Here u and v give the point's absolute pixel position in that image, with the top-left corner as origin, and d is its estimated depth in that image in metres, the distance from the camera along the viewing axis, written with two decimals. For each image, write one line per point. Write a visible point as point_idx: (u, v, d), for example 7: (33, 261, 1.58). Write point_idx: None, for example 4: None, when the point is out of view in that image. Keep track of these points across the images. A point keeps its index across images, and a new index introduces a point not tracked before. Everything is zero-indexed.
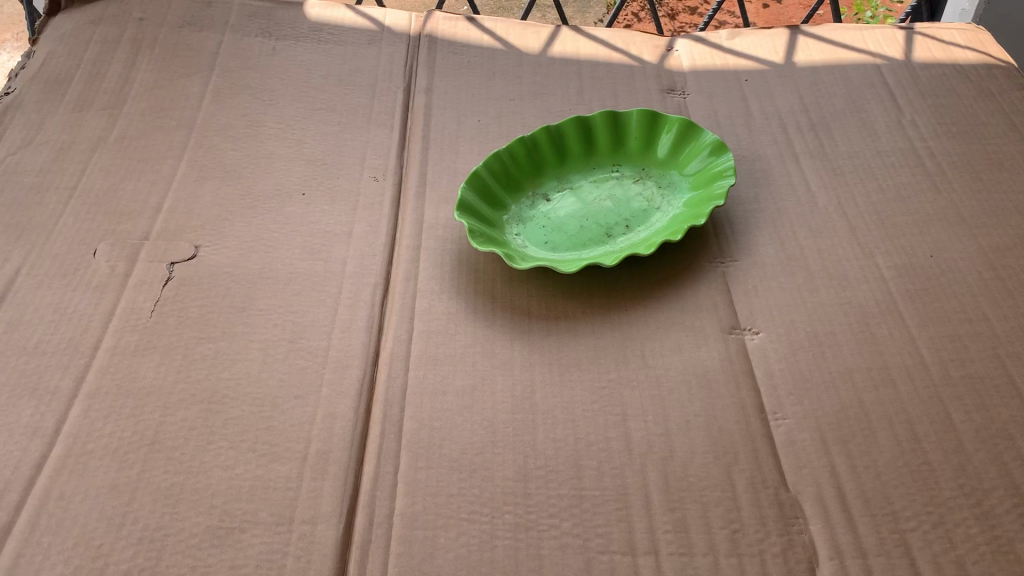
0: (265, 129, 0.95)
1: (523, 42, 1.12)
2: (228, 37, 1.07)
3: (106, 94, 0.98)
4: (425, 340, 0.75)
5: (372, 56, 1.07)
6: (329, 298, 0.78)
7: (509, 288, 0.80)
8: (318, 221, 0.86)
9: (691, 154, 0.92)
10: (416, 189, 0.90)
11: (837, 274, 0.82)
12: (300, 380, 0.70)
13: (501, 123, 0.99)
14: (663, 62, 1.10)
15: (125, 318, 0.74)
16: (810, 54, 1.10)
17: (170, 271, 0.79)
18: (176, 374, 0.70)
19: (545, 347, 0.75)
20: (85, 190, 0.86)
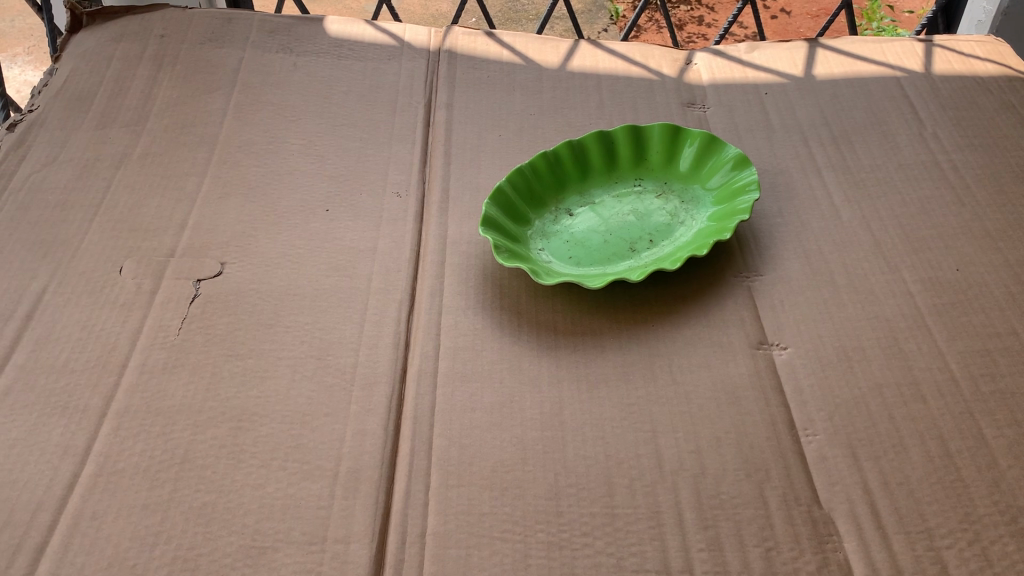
0: (288, 145, 0.96)
1: (542, 57, 1.12)
2: (248, 53, 1.06)
3: (128, 110, 0.98)
4: (452, 357, 0.75)
5: (392, 71, 1.07)
6: (355, 315, 0.78)
7: (535, 303, 0.80)
8: (342, 237, 0.86)
9: (713, 168, 0.92)
10: (439, 204, 0.90)
11: (863, 288, 0.82)
12: (329, 397, 0.70)
13: (521, 139, 0.99)
14: (683, 76, 1.10)
15: (153, 336, 0.74)
16: (829, 67, 1.10)
17: (197, 288, 0.79)
18: (205, 392, 0.70)
19: (572, 363, 0.75)
20: (110, 207, 0.87)
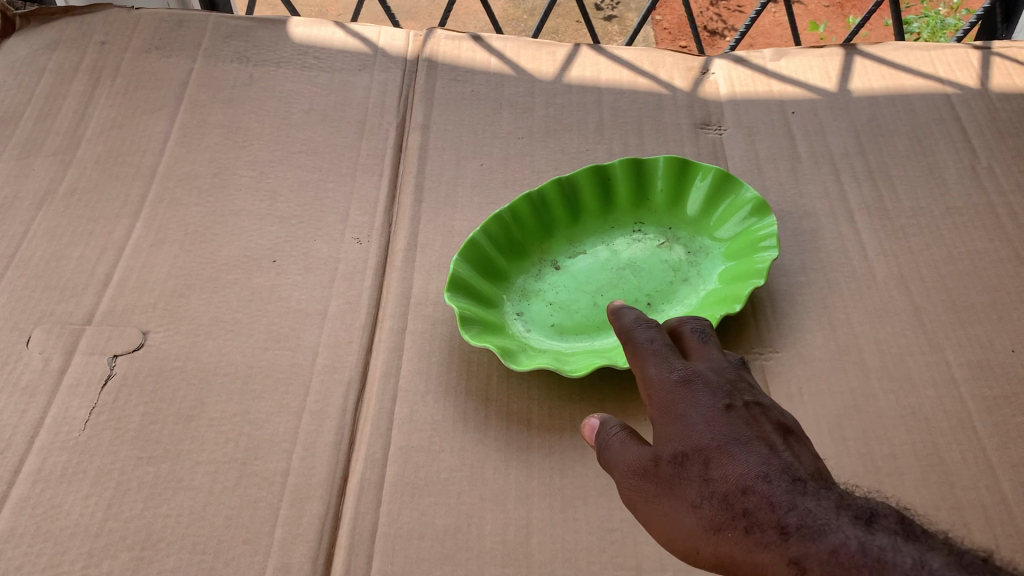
0: (236, 178, 0.84)
1: (536, 65, 0.98)
2: (199, 63, 0.93)
3: (57, 134, 0.86)
4: (404, 460, 0.63)
5: (363, 84, 0.93)
6: (293, 403, 0.66)
7: (507, 386, 0.68)
8: (288, 297, 0.74)
9: (726, 213, 0.79)
10: (404, 253, 0.78)
11: (899, 374, 0.68)
12: (252, 519, 0.60)
13: (505, 170, 0.86)
14: (697, 89, 0.96)
15: (54, 431, 0.64)
16: (868, 80, 0.95)
17: (112, 365, 0.68)
18: (105, 509, 0.59)
19: (546, 470, 0.63)
20: (23, 259, 0.75)
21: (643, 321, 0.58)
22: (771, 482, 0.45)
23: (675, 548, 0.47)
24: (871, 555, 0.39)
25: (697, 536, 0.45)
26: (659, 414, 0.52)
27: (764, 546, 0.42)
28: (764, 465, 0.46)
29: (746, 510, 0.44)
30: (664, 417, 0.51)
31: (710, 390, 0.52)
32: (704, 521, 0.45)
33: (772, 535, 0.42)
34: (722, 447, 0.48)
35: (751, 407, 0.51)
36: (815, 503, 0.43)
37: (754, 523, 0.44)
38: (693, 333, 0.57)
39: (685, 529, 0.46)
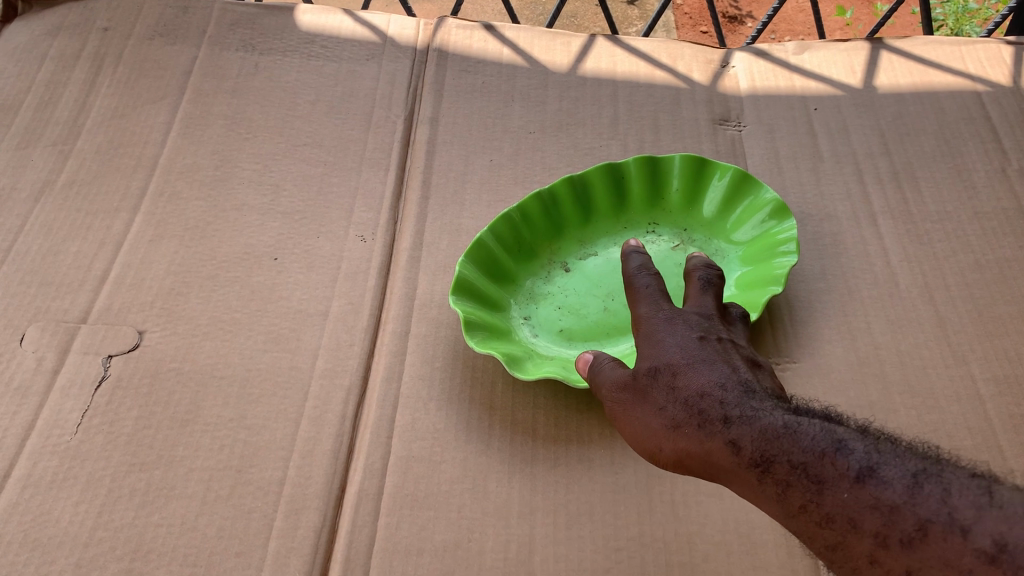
0: (239, 171, 0.81)
1: (550, 57, 0.95)
2: (204, 51, 0.91)
3: (57, 124, 0.84)
4: (403, 471, 0.61)
5: (371, 74, 0.91)
6: (291, 409, 0.64)
7: (512, 394, 0.65)
8: (289, 297, 0.72)
9: (744, 214, 0.76)
10: (410, 252, 0.75)
11: (921, 388, 0.66)
12: (245, 530, 0.58)
13: (516, 166, 0.83)
14: (716, 83, 0.93)
15: (45, 435, 0.62)
16: (895, 76, 0.91)
17: (107, 366, 0.66)
18: (95, 518, 0.58)
19: (550, 483, 0.61)
20: (19, 254, 0.73)
21: (646, 269, 0.63)
22: (724, 388, 0.50)
23: (645, 449, 0.53)
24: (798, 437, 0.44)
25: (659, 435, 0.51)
26: (639, 337, 0.58)
27: (710, 436, 0.48)
28: (722, 374, 0.51)
29: (701, 409, 0.50)
30: (644, 343, 0.57)
31: (687, 324, 0.56)
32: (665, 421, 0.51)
33: (719, 426, 0.48)
34: (687, 361, 0.53)
35: (724, 341, 0.55)
36: (760, 402, 0.48)
37: (704, 418, 0.49)
38: (698, 280, 0.62)
39: (650, 429, 0.52)
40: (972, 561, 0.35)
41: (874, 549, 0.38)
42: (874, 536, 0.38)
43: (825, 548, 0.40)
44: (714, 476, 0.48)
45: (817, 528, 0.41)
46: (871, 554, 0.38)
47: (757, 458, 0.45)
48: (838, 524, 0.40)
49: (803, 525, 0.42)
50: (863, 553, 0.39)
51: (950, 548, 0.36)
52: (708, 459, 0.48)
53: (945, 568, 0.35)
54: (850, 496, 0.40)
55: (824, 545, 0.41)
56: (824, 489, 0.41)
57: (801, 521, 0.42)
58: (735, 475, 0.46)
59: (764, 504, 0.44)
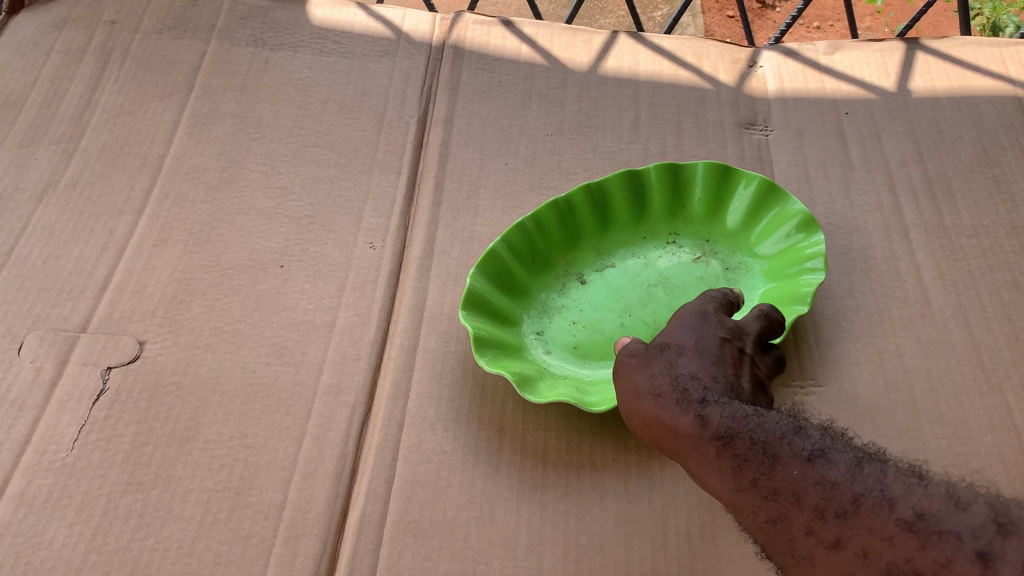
0: (246, 173, 0.79)
1: (570, 54, 0.92)
2: (213, 46, 0.89)
3: (62, 122, 0.82)
4: (408, 496, 0.59)
5: (384, 72, 0.88)
6: (294, 427, 0.62)
7: (523, 415, 0.63)
8: (294, 307, 0.69)
9: (770, 227, 0.72)
10: (420, 261, 0.73)
11: (953, 416, 0.62)
12: (243, 557, 0.56)
13: (532, 169, 0.80)
14: (743, 84, 0.89)
15: (41, 451, 0.60)
16: (931, 78, 0.87)
17: (105, 378, 0.64)
18: (89, 540, 0.56)
19: (561, 513, 0.58)
20: (20, 258, 0.71)
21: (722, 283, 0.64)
22: (715, 380, 0.54)
23: (624, 412, 0.57)
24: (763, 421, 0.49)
25: (639, 408, 0.56)
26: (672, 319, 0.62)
27: (684, 412, 0.53)
28: (713, 361, 0.56)
29: (684, 387, 0.54)
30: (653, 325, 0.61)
31: (719, 325, 0.58)
32: (646, 394, 0.56)
33: (695, 404, 0.53)
34: (696, 347, 0.57)
35: (745, 355, 0.57)
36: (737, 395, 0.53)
37: (685, 396, 0.54)
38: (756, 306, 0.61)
39: (636, 402, 0.56)
40: (894, 528, 0.40)
41: (811, 519, 0.43)
42: (812, 508, 0.44)
43: (767, 518, 0.45)
44: (675, 452, 0.53)
45: (765, 499, 0.46)
46: (808, 524, 0.43)
47: (722, 434, 0.50)
48: (784, 497, 0.45)
49: (752, 497, 0.47)
50: (801, 524, 0.44)
51: (877, 518, 0.41)
52: (676, 434, 0.53)
53: (870, 534, 0.41)
54: (800, 473, 0.45)
55: (766, 517, 0.46)
56: (778, 466, 0.46)
57: (752, 493, 0.47)
58: (697, 450, 0.51)
59: (719, 477, 0.49)
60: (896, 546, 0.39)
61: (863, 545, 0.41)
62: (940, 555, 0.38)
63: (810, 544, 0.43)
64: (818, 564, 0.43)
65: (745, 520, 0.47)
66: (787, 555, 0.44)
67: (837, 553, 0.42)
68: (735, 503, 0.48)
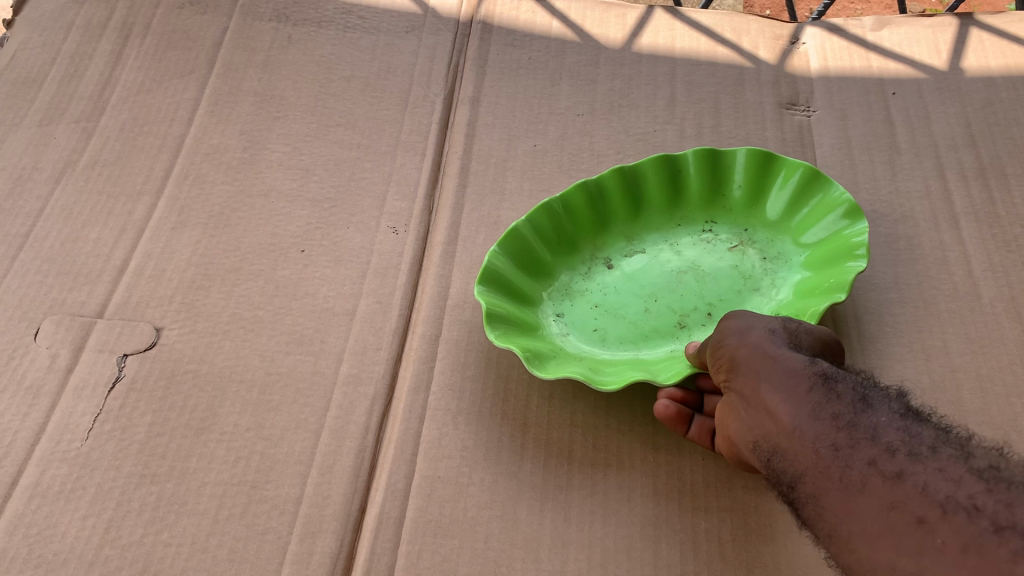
0: (267, 154, 0.77)
1: (603, 30, 0.88)
2: (235, 22, 0.87)
3: (81, 100, 0.80)
4: (428, 494, 0.57)
5: (409, 49, 0.86)
6: (312, 419, 0.60)
7: (548, 411, 0.60)
8: (313, 294, 0.67)
9: (812, 215, 0.69)
10: (444, 247, 0.70)
11: (1004, 418, 0.59)
12: (257, 553, 0.54)
13: (562, 151, 0.77)
14: (785, 61, 0.85)
15: (55, 440, 0.59)
16: (985, 57, 0.82)
17: (121, 365, 0.63)
18: (102, 534, 0.55)
19: (586, 513, 0.56)
20: (37, 240, 0.70)
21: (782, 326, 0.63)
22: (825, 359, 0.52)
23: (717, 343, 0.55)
24: (866, 383, 0.47)
25: (737, 334, 0.53)
26: None
27: (789, 351, 0.50)
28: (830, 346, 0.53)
29: (796, 341, 0.52)
30: None
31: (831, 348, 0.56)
32: (750, 326, 0.54)
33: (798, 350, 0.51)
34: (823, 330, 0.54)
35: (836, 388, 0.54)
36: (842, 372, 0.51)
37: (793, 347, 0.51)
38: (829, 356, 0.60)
39: (740, 331, 0.54)
40: (967, 472, 0.38)
41: (880, 453, 0.41)
42: (886, 444, 0.41)
43: (831, 444, 0.43)
44: (749, 376, 0.50)
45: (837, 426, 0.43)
46: (874, 455, 0.41)
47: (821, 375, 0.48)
48: (859, 431, 0.43)
49: (821, 426, 0.44)
50: (867, 455, 0.41)
51: (952, 463, 0.39)
52: (766, 360, 0.50)
53: (938, 475, 0.39)
54: (886, 420, 0.43)
55: (829, 444, 0.43)
56: (866, 410, 0.44)
57: (824, 422, 0.44)
58: (780, 376, 0.48)
59: (790, 402, 0.47)
60: (963, 485, 0.38)
61: (927, 481, 0.39)
62: (1006, 496, 0.36)
63: (867, 473, 0.41)
64: (865, 491, 0.40)
65: (797, 446, 0.45)
66: (830, 481, 0.42)
67: (894, 483, 0.39)
68: (793, 429, 0.46)
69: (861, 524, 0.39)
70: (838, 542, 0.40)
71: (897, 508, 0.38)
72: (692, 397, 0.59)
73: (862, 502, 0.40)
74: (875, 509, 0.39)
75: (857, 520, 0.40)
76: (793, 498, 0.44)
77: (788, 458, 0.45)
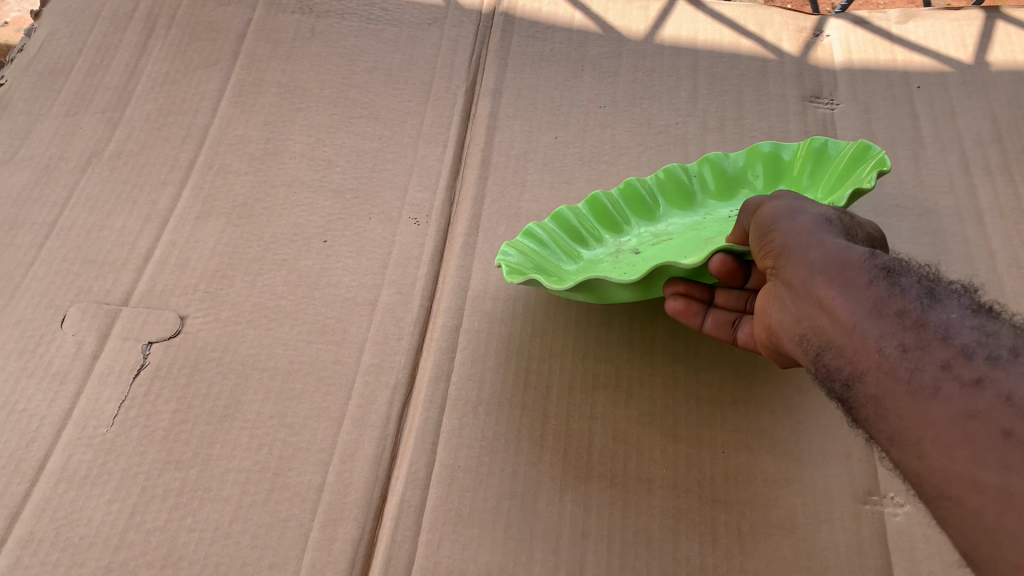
0: (290, 144, 0.77)
1: (625, 22, 0.88)
2: (259, 13, 0.88)
3: (107, 90, 0.81)
4: (448, 483, 0.57)
5: (432, 41, 0.86)
6: (334, 408, 0.61)
7: (569, 401, 0.61)
8: (336, 284, 0.68)
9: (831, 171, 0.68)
10: (465, 238, 0.70)
11: None
12: (279, 539, 0.55)
13: (583, 143, 0.77)
14: (808, 54, 0.84)
15: (81, 425, 0.60)
16: (1011, 50, 0.81)
17: (146, 353, 0.63)
18: (128, 518, 0.55)
19: (605, 503, 0.56)
20: (63, 228, 0.71)
21: None
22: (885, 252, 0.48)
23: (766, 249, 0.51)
24: (934, 277, 0.43)
25: (793, 233, 0.49)
26: None
27: (846, 246, 0.46)
28: None
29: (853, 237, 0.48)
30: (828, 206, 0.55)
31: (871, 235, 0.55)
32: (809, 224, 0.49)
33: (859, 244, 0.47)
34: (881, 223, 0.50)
35: None
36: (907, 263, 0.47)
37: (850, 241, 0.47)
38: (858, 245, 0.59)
39: (788, 234, 0.50)
40: None
41: (954, 355, 0.37)
42: (959, 346, 0.37)
43: (897, 344, 0.39)
44: (801, 276, 0.46)
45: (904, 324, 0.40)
46: (947, 359, 0.37)
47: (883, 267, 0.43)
48: (930, 330, 0.39)
49: (886, 324, 0.41)
50: (939, 357, 0.37)
51: None
52: (820, 258, 0.46)
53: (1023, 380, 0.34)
54: (959, 317, 0.39)
55: (895, 343, 0.39)
56: (935, 305, 0.40)
57: (889, 319, 0.41)
58: (837, 272, 0.45)
59: (851, 298, 0.43)
60: None
61: (1010, 389, 0.34)
62: None
63: (940, 377, 0.37)
64: (938, 397, 0.36)
65: (859, 346, 0.41)
66: (897, 385, 0.38)
67: (972, 391, 0.35)
68: (855, 327, 0.42)
69: (934, 431, 0.36)
70: (909, 451, 0.37)
71: (975, 418, 0.34)
72: (699, 290, 0.60)
73: (934, 411, 0.36)
74: (950, 417, 0.35)
75: (930, 428, 0.36)
76: (856, 401, 0.41)
77: (849, 358, 0.42)
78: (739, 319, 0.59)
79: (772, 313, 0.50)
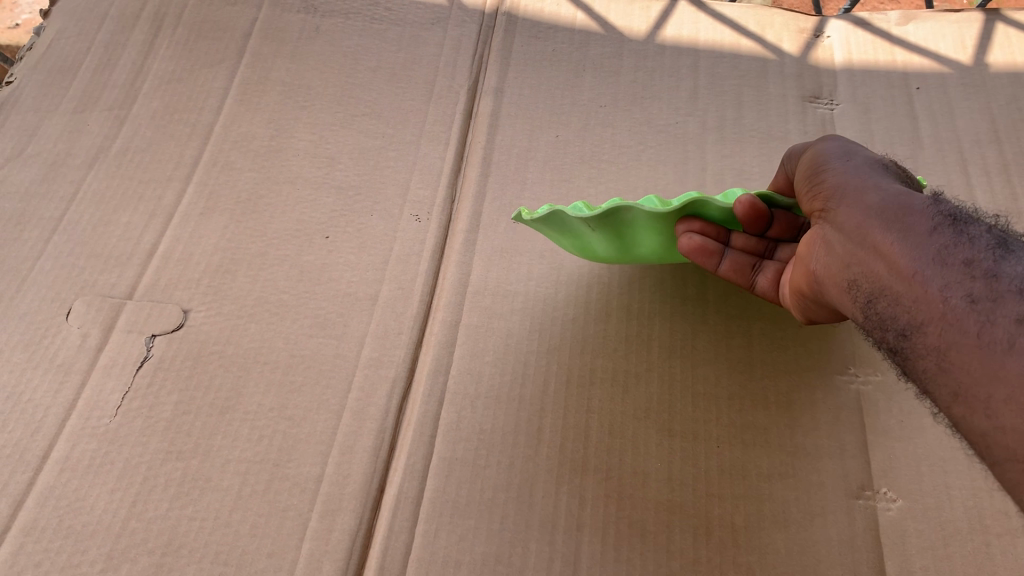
0: (294, 142, 0.78)
1: (627, 22, 0.89)
2: (265, 12, 0.89)
3: (114, 88, 0.82)
4: (446, 475, 0.58)
5: (435, 40, 0.87)
6: (334, 400, 0.62)
7: (567, 396, 0.61)
8: (337, 279, 0.69)
9: None
10: (465, 235, 0.71)
11: None
12: (279, 529, 0.56)
13: (584, 142, 0.78)
14: (808, 54, 0.85)
15: (85, 415, 0.60)
16: (1011, 52, 0.82)
17: (149, 346, 0.64)
18: (130, 507, 0.56)
19: (600, 496, 0.56)
20: (70, 223, 0.72)
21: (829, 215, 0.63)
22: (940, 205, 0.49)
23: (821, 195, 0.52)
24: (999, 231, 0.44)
25: (852, 182, 0.50)
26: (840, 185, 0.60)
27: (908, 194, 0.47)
28: None
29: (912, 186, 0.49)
30: None
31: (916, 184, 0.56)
32: (868, 173, 0.50)
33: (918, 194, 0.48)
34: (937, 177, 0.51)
35: None
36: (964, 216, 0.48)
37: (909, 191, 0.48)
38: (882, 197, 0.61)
39: (844, 182, 0.51)
40: None
41: None
42: None
43: (967, 295, 0.40)
44: (861, 223, 0.47)
45: (973, 275, 0.41)
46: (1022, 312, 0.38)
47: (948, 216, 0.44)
48: (1002, 283, 0.40)
49: (953, 273, 0.42)
50: (1013, 311, 0.38)
51: None
52: (882, 206, 0.47)
53: None
54: None
55: (964, 294, 0.40)
56: (1006, 260, 0.41)
57: (956, 269, 0.42)
58: (899, 222, 0.45)
59: (915, 247, 0.44)
60: None
61: None
62: None
63: (1013, 331, 0.38)
64: (1012, 351, 0.37)
65: (921, 293, 0.42)
66: (966, 337, 0.39)
67: None
68: (917, 276, 0.43)
69: (1005, 387, 0.37)
70: (975, 408, 0.38)
71: None
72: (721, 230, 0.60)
73: (1008, 366, 0.37)
74: None
75: (1000, 383, 0.37)
76: (914, 351, 0.42)
77: (909, 307, 0.43)
78: (761, 263, 0.62)
79: (817, 258, 0.51)
